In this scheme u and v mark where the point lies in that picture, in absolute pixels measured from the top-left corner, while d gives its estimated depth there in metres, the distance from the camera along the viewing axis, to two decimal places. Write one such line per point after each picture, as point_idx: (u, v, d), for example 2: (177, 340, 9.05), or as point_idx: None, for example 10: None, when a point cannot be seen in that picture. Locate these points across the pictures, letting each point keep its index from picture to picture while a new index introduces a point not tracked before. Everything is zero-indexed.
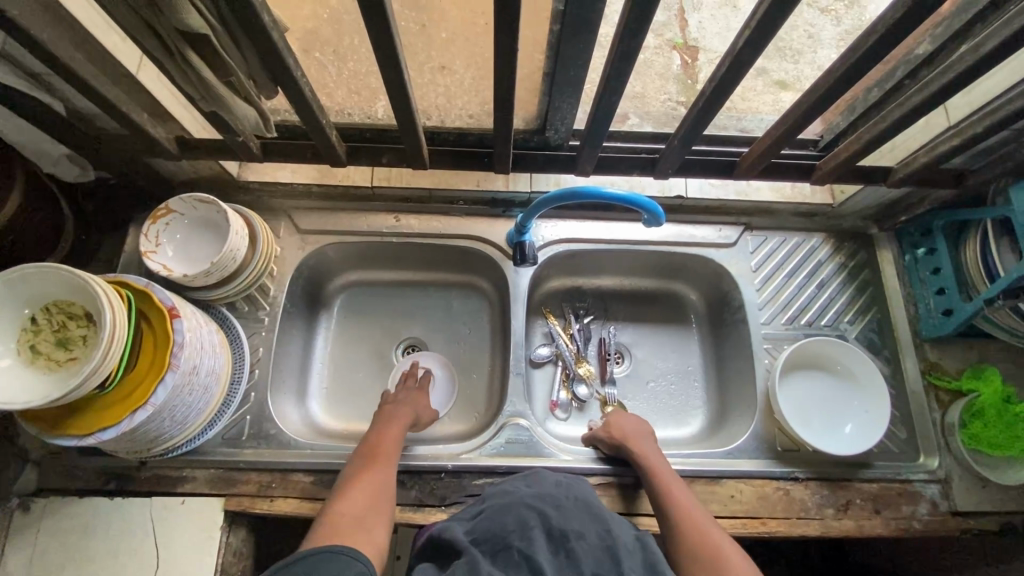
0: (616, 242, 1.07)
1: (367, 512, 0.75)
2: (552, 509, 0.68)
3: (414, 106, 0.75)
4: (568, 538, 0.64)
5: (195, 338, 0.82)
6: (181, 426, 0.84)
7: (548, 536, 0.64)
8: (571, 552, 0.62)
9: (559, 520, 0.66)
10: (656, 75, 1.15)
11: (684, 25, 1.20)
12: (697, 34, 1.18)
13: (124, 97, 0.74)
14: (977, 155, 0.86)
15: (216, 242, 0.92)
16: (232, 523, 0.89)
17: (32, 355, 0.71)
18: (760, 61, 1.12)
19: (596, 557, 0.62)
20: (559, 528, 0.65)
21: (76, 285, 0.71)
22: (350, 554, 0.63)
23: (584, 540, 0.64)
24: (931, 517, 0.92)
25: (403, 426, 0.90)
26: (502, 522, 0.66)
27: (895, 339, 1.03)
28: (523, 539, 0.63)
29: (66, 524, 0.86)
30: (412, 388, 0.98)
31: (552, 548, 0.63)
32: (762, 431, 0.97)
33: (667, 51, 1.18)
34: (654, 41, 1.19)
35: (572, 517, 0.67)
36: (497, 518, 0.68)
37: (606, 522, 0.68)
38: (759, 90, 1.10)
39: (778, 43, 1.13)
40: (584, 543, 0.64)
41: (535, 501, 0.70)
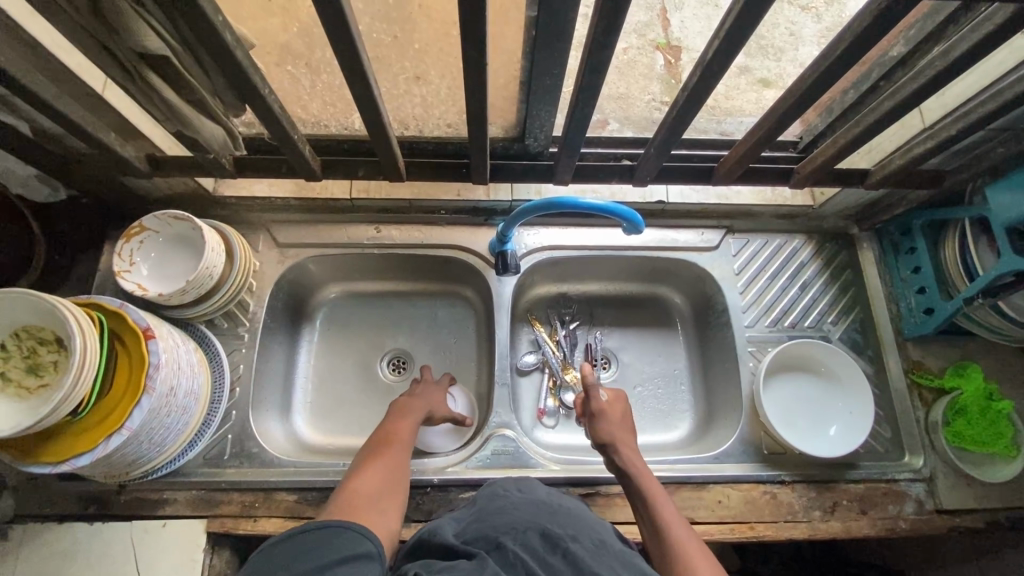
0: (599, 248, 1.07)
1: (381, 496, 0.73)
2: (546, 514, 0.67)
3: (387, 120, 0.74)
4: (563, 540, 0.62)
5: (172, 359, 0.81)
6: (160, 449, 0.83)
7: (543, 538, 0.63)
8: (568, 552, 0.61)
9: (553, 524, 0.65)
10: (640, 76, 1.15)
11: (667, 25, 1.20)
12: (679, 33, 1.19)
13: (91, 117, 0.72)
14: (953, 155, 0.86)
15: (192, 259, 0.91)
16: (215, 545, 0.87)
17: (3, 383, 0.69)
18: (742, 60, 1.12)
19: (596, 556, 0.61)
20: (553, 531, 0.64)
21: (44, 310, 0.70)
22: (360, 532, 0.60)
23: (580, 542, 0.63)
24: (917, 516, 0.92)
25: (417, 419, 0.88)
26: (495, 526, 0.66)
27: (878, 338, 1.03)
28: (517, 540, 0.62)
29: (46, 551, 0.85)
30: (432, 386, 0.97)
31: (549, 547, 0.61)
32: (748, 435, 0.97)
33: (650, 51, 1.17)
34: (636, 42, 1.18)
35: (566, 522, 0.67)
36: (490, 522, 0.67)
37: (600, 528, 0.67)
38: (742, 89, 1.11)
39: (758, 43, 1.13)
40: (580, 544, 0.62)
41: (528, 508, 0.69)
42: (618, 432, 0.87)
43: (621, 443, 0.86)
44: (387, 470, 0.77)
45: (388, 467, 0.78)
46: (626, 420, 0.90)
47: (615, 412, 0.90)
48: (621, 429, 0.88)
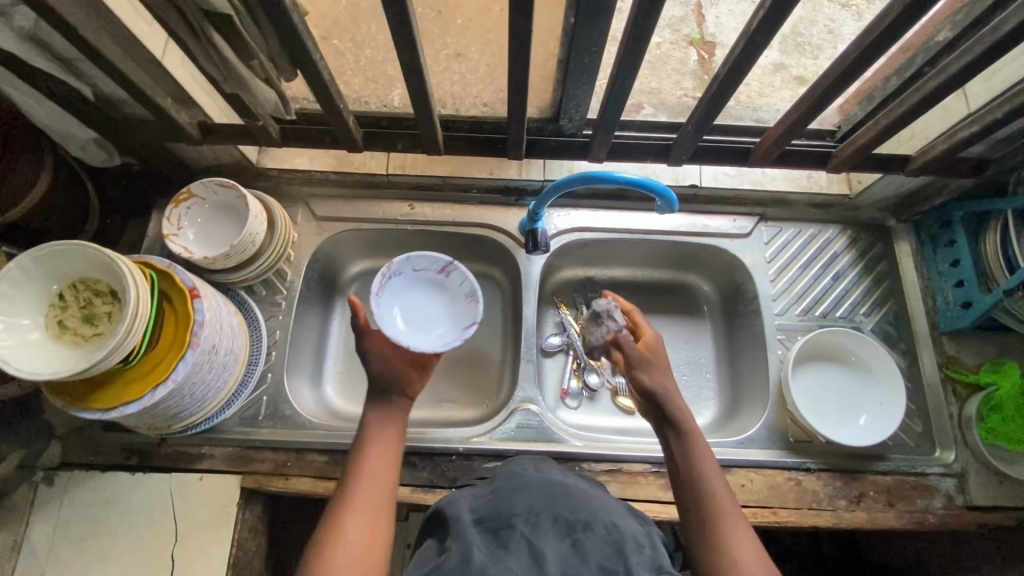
0: (629, 232, 1.07)
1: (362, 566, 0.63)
2: (559, 497, 0.68)
3: (428, 91, 0.77)
4: (575, 529, 0.63)
5: (215, 318, 0.84)
6: (200, 404, 0.87)
7: (555, 523, 0.63)
8: (577, 541, 0.62)
9: (566, 509, 0.66)
10: (673, 71, 1.14)
11: (702, 20, 1.19)
12: (714, 29, 1.18)
13: (149, 81, 0.76)
14: (997, 143, 0.85)
15: (236, 226, 0.94)
16: (248, 500, 0.91)
17: (59, 330, 0.73)
18: (778, 57, 1.11)
19: (604, 548, 0.61)
20: (567, 517, 0.65)
21: (102, 262, 0.73)
22: None
23: (591, 531, 0.63)
24: (946, 511, 0.91)
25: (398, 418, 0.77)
26: (507, 505, 0.67)
27: (913, 331, 1.01)
28: (527, 522, 0.63)
29: (90, 496, 0.89)
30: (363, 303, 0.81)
31: (558, 536, 0.62)
32: (774, 422, 0.96)
33: (684, 46, 1.17)
34: (669, 37, 1.18)
35: (579, 506, 0.67)
36: (503, 501, 0.68)
37: (614, 515, 0.68)
38: (777, 87, 1.09)
39: (794, 38, 1.12)
40: (590, 534, 0.63)
41: (542, 491, 0.69)
42: (661, 376, 0.79)
43: (668, 386, 0.78)
44: (364, 529, 0.66)
45: (366, 520, 0.67)
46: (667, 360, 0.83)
47: (657, 357, 0.82)
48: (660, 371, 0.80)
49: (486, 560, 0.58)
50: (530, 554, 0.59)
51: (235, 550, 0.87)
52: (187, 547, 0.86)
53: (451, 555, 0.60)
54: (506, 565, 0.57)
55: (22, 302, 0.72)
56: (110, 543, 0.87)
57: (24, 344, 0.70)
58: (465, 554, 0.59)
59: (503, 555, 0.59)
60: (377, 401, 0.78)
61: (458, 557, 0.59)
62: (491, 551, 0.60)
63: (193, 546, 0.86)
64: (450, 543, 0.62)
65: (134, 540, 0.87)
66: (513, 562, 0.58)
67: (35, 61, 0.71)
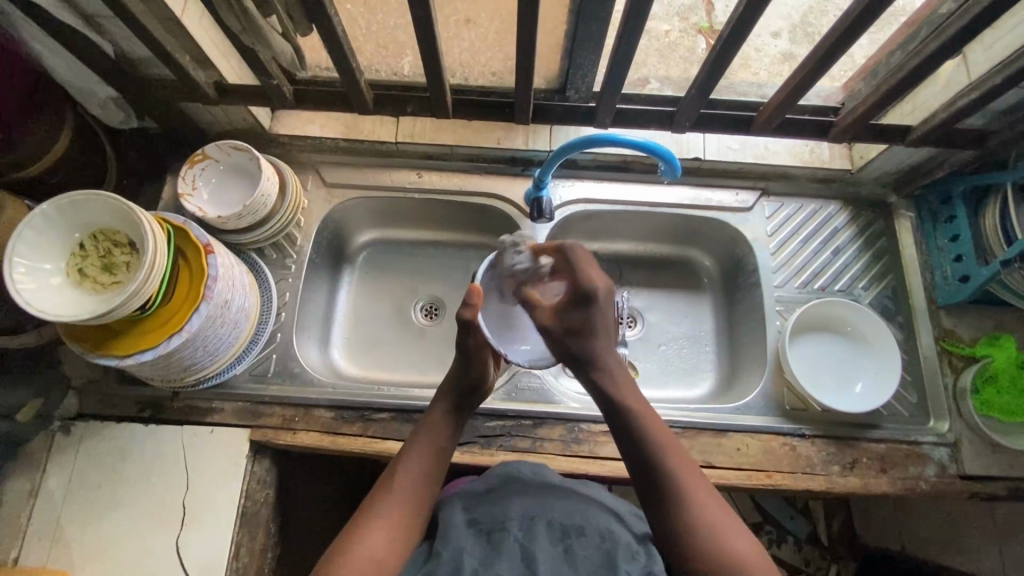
0: (632, 204, 1.09)
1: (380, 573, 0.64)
2: (555, 503, 0.71)
3: (439, 52, 0.79)
4: (568, 535, 0.67)
5: (227, 275, 0.86)
6: (212, 358, 0.89)
7: (550, 529, 0.67)
8: (569, 549, 0.65)
9: (562, 515, 0.69)
10: (683, 60, 1.10)
11: (712, 8, 1.10)
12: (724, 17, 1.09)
13: (169, 39, 0.78)
14: (997, 115, 0.86)
15: (248, 188, 0.97)
16: (257, 454, 0.94)
17: (80, 278, 0.75)
18: (788, 47, 1.04)
19: (595, 558, 0.64)
20: (561, 523, 0.68)
21: (121, 213, 0.76)
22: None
23: (584, 536, 0.67)
24: (938, 478, 0.93)
25: (450, 414, 0.79)
26: (503, 509, 0.70)
27: (911, 305, 1.03)
28: (521, 528, 0.67)
29: (104, 447, 0.92)
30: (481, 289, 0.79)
31: (552, 543, 0.65)
32: (771, 390, 0.98)
33: (692, 35, 1.10)
34: (678, 26, 1.11)
35: (574, 511, 0.70)
36: (499, 504, 0.71)
37: (609, 520, 0.70)
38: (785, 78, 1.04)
39: (805, 29, 1.03)
40: (584, 543, 0.66)
41: (540, 498, 0.72)
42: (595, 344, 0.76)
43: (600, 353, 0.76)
44: (389, 535, 0.67)
45: (400, 509, 0.69)
46: (595, 314, 0.76)
47: (578, 314, 0.76)
48: (586, 330, 0.76)
49: (477, 566, 0.62)
50: (521, 560, 0.62)
51: (245, 500, 0.90)
52: (198, 495, 0.89)
53: (444, 561, 0.63)
54: (497, 571, 0.61)
55: (45, 249, 0.75)
56: (124, 491, 0.89)
57: (46, 288, 0.73)
58: (456, 560, 0.63)
59: (494, 561, 0.63)
60: (459, 399, 0.80)
61: (450, 563, 0.63)
62: (481, 555, 0.64)
63: (204, 495, 0.89)
64: (440, 546, 0.66)
65: (147, 488, 0.90)
66: (503, 565, 0.62)
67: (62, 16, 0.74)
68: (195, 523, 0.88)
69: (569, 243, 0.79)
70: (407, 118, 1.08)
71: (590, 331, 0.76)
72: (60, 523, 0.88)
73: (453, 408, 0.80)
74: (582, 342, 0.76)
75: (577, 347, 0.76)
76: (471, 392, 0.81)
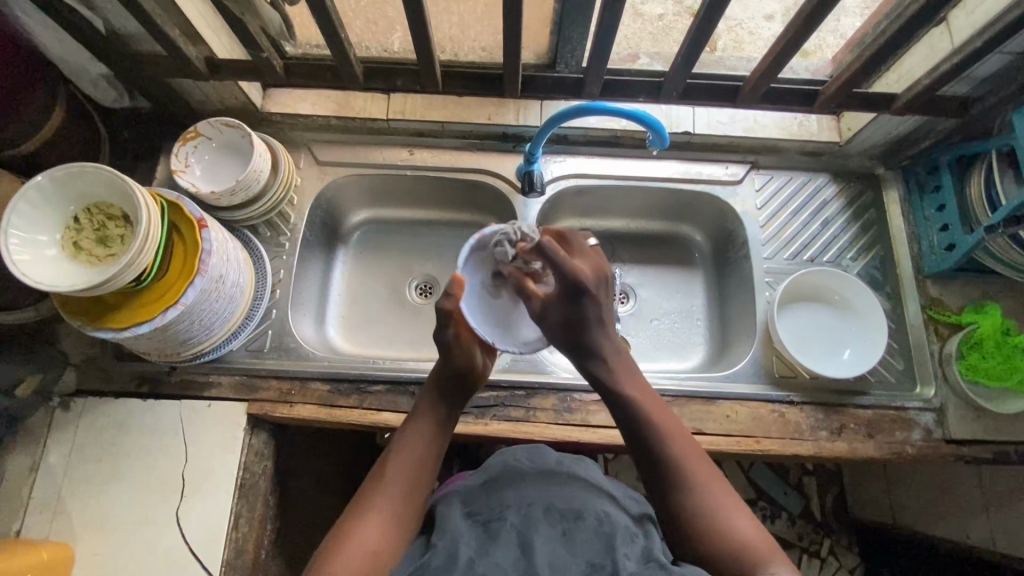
0: (624, 179, 1.10)
1: (376, 560, 0.64)
2: (554, 489, 0.71)
3: (428, 25, 0.79)
4: (568, 520, 0.66)
5: (221, 249, 0.87)
6: (208, 332, 0.90)
7: (546, 513, 0.67)
8: (569, 534, 0.64)
9: (559, 501, 0.69)
10: (675, 43, 1.10)
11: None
12: None
13: (159, 12, 0.79)
14: (980, 82, 0.87)
15: (241, 165, 0.98)
16: (254, 427, 0.95)
17: (75, 250, 0.76)
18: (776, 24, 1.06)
19: (594, 541, 0.64)
20: (559, 507, 0.68)
21: (116, 186, 0.77)
22: None
23: (583, 521, 0.66)
24: (924, 443, 0.95)
25: (441, 397, 0.80)
26: (499, 500, 0.70)
27: (898, 275, 1.04)
28: (518, 515, 0.67)
29: (105, 422, 0.93)
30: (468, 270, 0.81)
31: (549, 527, 0.65)
32: (760, 358, 0.99)
33: (687, 17, 1.13)
34: (671, 9, 1.13)
35: (573, 497, 0.70)
36: (496, 496, 0.71)
37: (605, 503, 0.70)
38: None
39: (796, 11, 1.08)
40: (581, 525, 0.65)
41: (538, 486, 0.72)
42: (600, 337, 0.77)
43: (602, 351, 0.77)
44: (383, 523, 0.67)
45: (395, 493, 0.70)
46: (589, 307, 0.75)
47: (579, 306, 0.75)
48: (579, 326, 0.76)
49: (473, 553, 0.62)
50: (517, 547, 0.62)
51: (243, 472, 0.91)
52: (197, 468, 0.90)
53: (438, 551, 0.63)
54: (493, 558, 0.61)
55: (39, 222, 0.75)
56: (124, 465, 0.91)
57: (41, 260, 0.74)
58: (451, 550, 0.62)
59: (490, 548, 0.62)
60: (449, 379, 0.80)
61: (444, 554, 0.62)
62: (477, 543, 0.64)
63: (203, 466, 0.90)
64: (437, 539, 0.65)
65: (147, 462, 0.91)
66: (500, 554, 0.62)
67: None
68: (194, 495, 0.89)
69: (546, 243, 0.72)
70: (399, 95, 1.09)
71: (586, 326, 0.76)
72: (61, 496, 0.89)
73: (443, 395, 0.80)
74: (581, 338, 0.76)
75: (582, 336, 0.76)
76: (465, 375, 0.81)
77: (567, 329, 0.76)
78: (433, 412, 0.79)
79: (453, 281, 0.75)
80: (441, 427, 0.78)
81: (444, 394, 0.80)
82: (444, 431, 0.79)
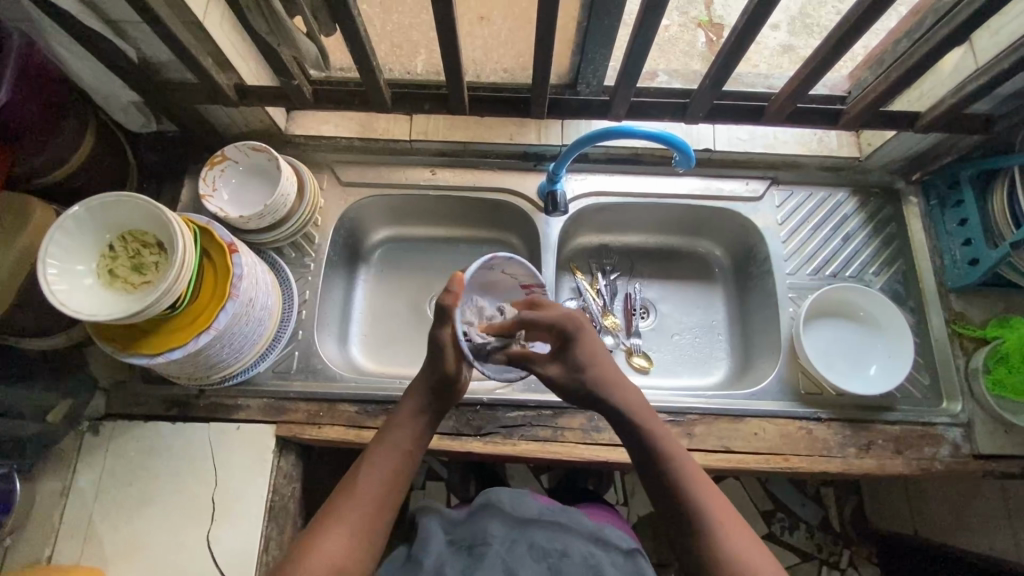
0: (644, 196, 1.10)
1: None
2: (538, 525, 0.79)
3: (459, 51, 0.80)
4: (552, 555, 0.75)
5: (251, 274, 0.88)
6: (238, 355, 0.91)
7: (532, 550, 0.76)
8: (553, 566, 0.74)
9: (543, 538, 0.78)
10: (681, 53, 1.12)
11: (711, 4, 1.15)
12: (721, 11, 1.15)
13: (193, 42, 0.80)
14: (1003, 100, 0.89)
15: (268, 188, 0.99)
16: (282, 449, 0.95)
17: (111, 278, 0.77)
18: (787, 38, 1.10)
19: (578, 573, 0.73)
20: (543, 545, 0.77)
21: (149, 214, 0.78)
22: None
23: (567, 557, 0.75)
24: (953, 458, 0.94)
25: (418, 412, 0.80)
26: (485, 528, 0.79)
27: (921, 289, 1.04)
28: (503, 545, 0.76)
29: (134, 445, 0.93)
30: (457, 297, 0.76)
31: (534, 561, 0.74)
32: (786, 375, 0.99)
33: (692, 28, 1.14)
34: (677, 20, 1.15)
35: (556, 535, 0.78)
36: (480, 526, 0.80)
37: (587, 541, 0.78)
38: (787, 68, 1.07)
39: (802, 20, 1.10)
40: (567, 560, 0.74)
41: (520, 525, 0.79)
42: (603, 371, 0.81)
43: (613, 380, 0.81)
44: (349, 539, 0.70)
45: (365, 508, 0.72)
46: (580, 351, 0.81)
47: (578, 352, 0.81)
48: (587, 367, 0.81)
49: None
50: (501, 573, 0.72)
51: (273, 494, 0.92)
52: (226, 490, 0.91)
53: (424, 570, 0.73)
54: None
55: (75, 250, 0.76)
56: (153, 489, 0.91)
57: (79, 288, 0.75)
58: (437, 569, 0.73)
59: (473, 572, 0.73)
60: (430, 393, 0.81)
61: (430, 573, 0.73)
62: (461, 567, 0.74)
63: (232, 489, 0.91)
64: (422, 555, 0.76)
65: (176, 486, 0.91)
66: None
67: (88, 21, 0.77)
68: (224, 518, 0.89)
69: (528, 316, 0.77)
70: (420, 116, 1.10)
71: (592, 364, 0.81)
72: (91, 520, 0.90)
73: (423, 409, 0.80)
74: (592, 375, 0.80)
75: (595, 377, 0.80)
76: (447, 389, 0.81)
77: (567, 376, 0.81)
78: (411, 427, 0.79)
79: (454, 278, 0.75)
80: (416, 443, 0.79)
81: (422, 409, 0.80)
82: (417, 447, 0.79)
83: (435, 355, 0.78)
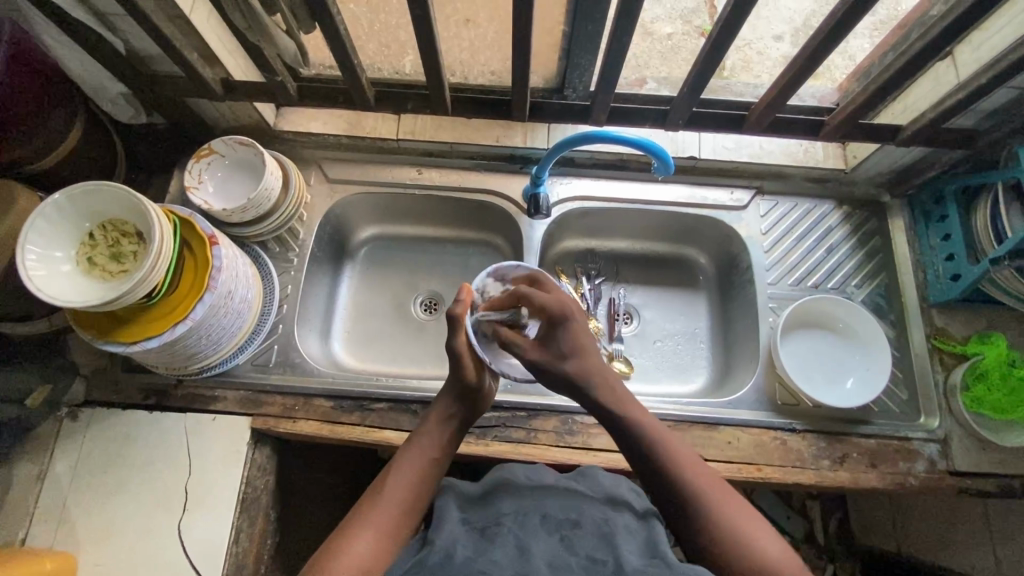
0: (629, 202, 1.11)
1: None
2: (548, 498, 0.68)
3: (439, 52, 0.81)
4: (564, 527, 0.63)
5: (231, 266, 0.88)
6: (215, 347, 0.92)
7: (543, 521, 0.64)
8: (568, 539, 0.62)
9: (555, 510, 0.66)
10: (684, 62, 1.11)
11: (714, 11, 1.14)
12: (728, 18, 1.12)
13: (178, 37, 0.82)
14: (984, 116, 0.88)
15: (253, 182, 1.00)
16: (257, 441, 0.96)
17: (89, 266, 0.78)
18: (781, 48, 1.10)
19: (595, 544, 0.61)
20: (556, 517, 0.65)
21: (130, 204, 0.79)
22: None
23: (581, 528, 0.63)
24: (928, 474, 0.94)
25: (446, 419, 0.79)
26: (496, 508, 0.68)
27: (903, 303, 1.04)
28: (515, 521, 0.64)
29: (112, 432, 0.94)
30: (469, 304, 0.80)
31: (546, 533, 0.62)
32: (763, 385, 0.99)
33: (696, 37, 1.13)
34: (680, 28, 1.13)
35: (569, 506, 0.67)
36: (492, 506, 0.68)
37: (602, 509, 0.68)
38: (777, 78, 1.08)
39: (806, 32, 1.07)
40: (580, 532, 0.63)
41: (531, 498, 0.69)
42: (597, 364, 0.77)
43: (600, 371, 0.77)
44: (377, 540, 0.66)
45: (393, 508, 0.69)
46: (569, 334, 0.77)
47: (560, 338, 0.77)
48: (575, 354, 0.76)
49: (470, 553, 0.59)
50: (515, 548, 0.60)
51: (245, 486, 0.92)
52: (201, 480, 0.91)
53: (434, 550, 0.61)
54: (490, 557, 0.59)
55: (55, 237, 0.77)
56: (129, 476, 0.92)
57: (56, 275, 0.76)
58: (449, 548, 0.60)
59: (486, 549, 0.60)
60: (455, 402, 0.80)
61: (440, 552, 0.60)
62: (474, 545, 0.61)
63: (206, 480, 0.91)
64: (435, 536, 0.63)
65: (150, 474, 0.92)
66: (497, 553, 0.59)
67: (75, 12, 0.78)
68: (196, 508, 0.90)
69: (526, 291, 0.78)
70: (409, 116, 1.10)
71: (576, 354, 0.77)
72: (65, 507, 0.90)
73: (450, 414, 0.80)
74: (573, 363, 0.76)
75: (576, 367, 0.76)
76: (470, 395, 0.81)
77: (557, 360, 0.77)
78: (438, 432, 0.78)
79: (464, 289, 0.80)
80: (447, 448, 0.77)
81: (449, 414, 0.80)
82: (445, 452, 0.77)
83: (453, 365, 0.79)
